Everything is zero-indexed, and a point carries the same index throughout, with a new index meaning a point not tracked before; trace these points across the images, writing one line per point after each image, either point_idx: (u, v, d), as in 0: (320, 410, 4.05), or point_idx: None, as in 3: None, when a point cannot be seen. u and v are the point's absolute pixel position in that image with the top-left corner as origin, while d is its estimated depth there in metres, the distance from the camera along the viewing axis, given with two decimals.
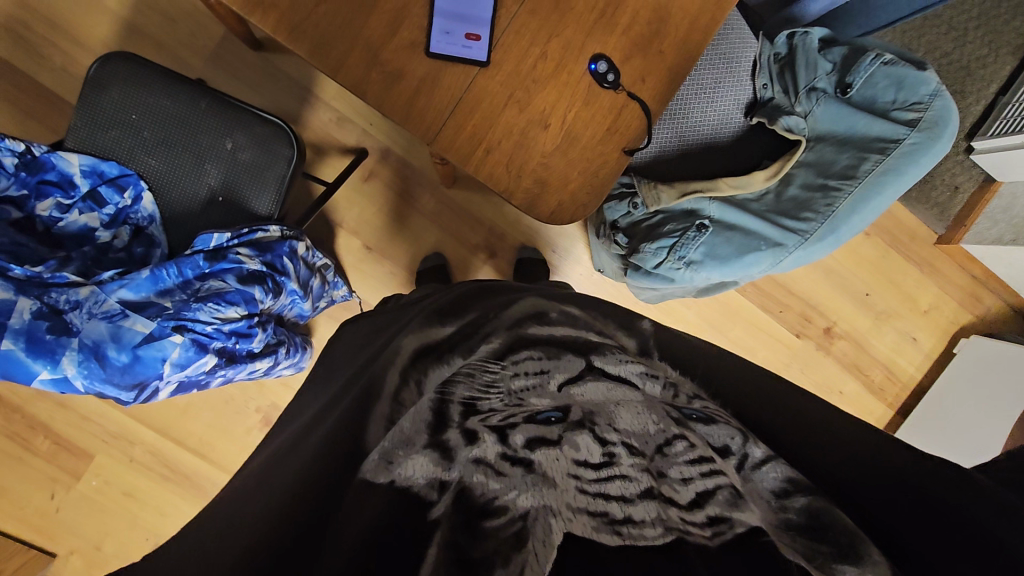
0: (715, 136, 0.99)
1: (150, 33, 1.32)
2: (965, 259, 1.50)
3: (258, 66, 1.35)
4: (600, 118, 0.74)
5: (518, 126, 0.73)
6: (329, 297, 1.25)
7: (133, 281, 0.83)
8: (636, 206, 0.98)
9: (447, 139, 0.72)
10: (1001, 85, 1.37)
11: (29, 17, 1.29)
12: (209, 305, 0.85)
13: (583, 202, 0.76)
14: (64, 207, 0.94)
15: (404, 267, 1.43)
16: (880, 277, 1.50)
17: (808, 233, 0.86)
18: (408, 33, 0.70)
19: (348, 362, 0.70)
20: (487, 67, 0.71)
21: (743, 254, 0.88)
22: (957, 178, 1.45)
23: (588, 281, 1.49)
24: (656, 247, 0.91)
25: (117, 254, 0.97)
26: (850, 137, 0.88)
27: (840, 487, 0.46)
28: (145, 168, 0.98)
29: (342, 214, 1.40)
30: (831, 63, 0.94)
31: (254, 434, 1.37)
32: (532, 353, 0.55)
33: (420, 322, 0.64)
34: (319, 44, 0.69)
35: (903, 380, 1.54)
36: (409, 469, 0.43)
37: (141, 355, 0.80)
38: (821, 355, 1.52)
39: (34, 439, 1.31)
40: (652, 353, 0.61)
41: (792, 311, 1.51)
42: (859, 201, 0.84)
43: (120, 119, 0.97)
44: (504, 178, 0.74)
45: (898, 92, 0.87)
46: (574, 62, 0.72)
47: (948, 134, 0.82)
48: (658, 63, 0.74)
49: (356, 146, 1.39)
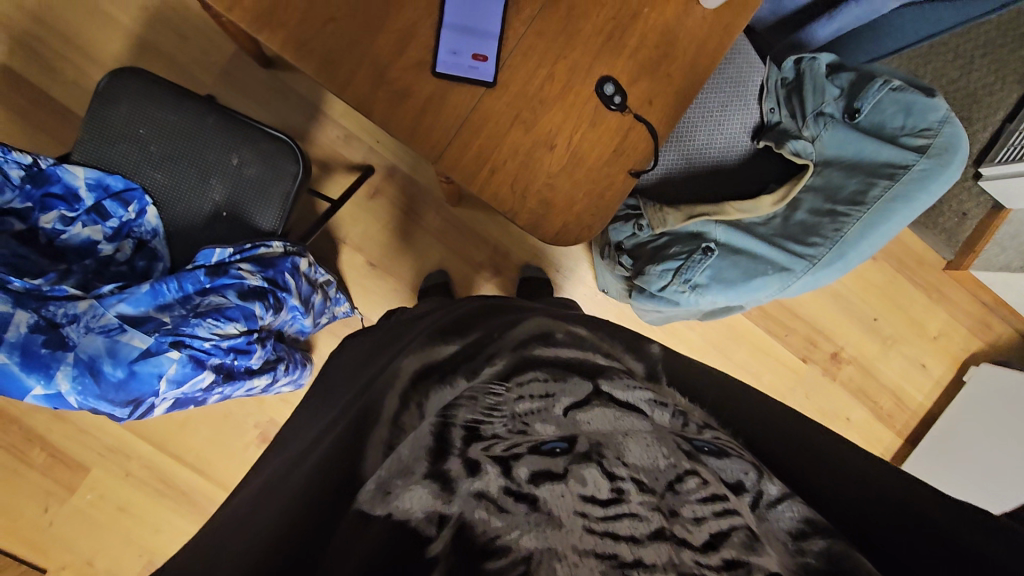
0: (721, 159, 0.98)
1: (162, 50, 1.34)
2: (974, 285, 1.48)
3: (266, 83, 1.36)
4: (606, 140, 0.73)
5: (523, 147, 0.72)
6: (331, 313, 1.24)
7: (133, 295, 0.82)
8: (642, 227, 0.96)
9: (452, 158, 0.72)
10: (1008, 112, 1.37)
11: (45, 32, 1.30)
12: (208, 321, 0.84)
13: (589, 224, 0.75)
14: (68, 220, 0.94)
15: (407, 284, 1.43)
16: (888, 302, 1.49)
17: (816, 258, 0.85)
18: (416, 53, 0.70)
19: (349, 380, 0.69)
20: (493, 88, 0.71)
21: (750, 279, 0.87)
22: (965, 205, 1.43)
23: (593, 301, 1.47)
24: (662, 269, 0.90)
25: (119, 267, 0.96)
26: (858, 162, 0.88)
27: (861, 530, 0.44)
28: (150, 183, 0.98)
29: (347, 230, 1.40)
30: (838, 88, 0.93)
31: (251, 451, 1.35)
32: (537, 375, 0.54)
33: (421, 340, 0.63)
34: (327, 62, 0.69)
35: (911, 407, 1.52)
36: (407, 501, 0.42)
37: (137, 371, 0.79)
38: (828, 380, 1.50)
39: (30, 451, 1.29)
40: (660, 378, 0.60)
41: (798, 335, 1.49)
42: (868, 226, 0.83)
43: (128, 133, 0.98)
44: (508, 199, 0.73)
45: (907, 118, 0.86)
46: (581, 84, 0.72)
47: (958, 160, 0.82)
48: (665, 86, 0.74)
49: (362, 164, 1.39)
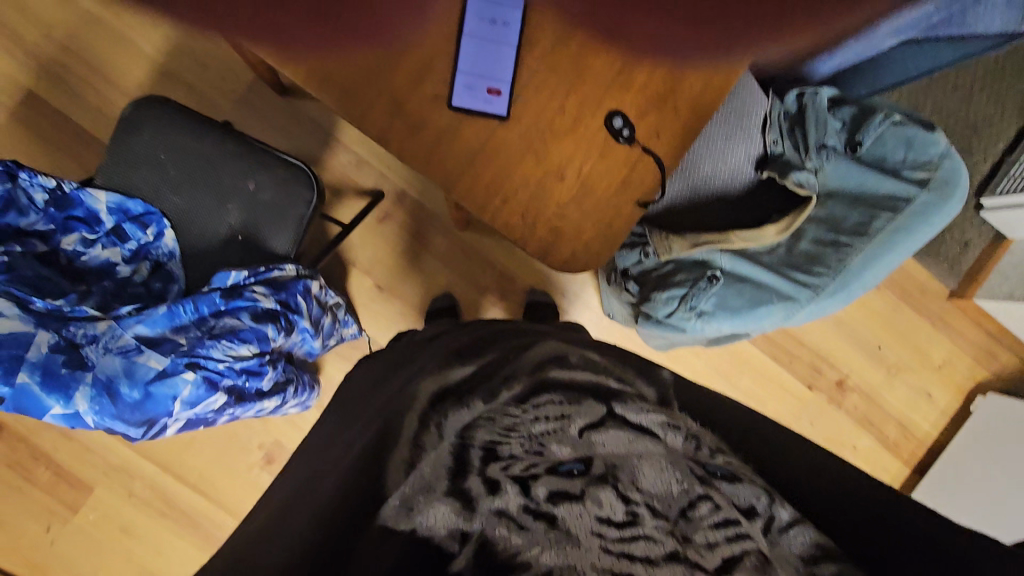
0: (725, 189, 1.00)
1: (182, 77, 1.38)
2: (977, 314, 1.49)
3: (282, 110, 1.40)
4: (615, 171, 0.76)
5: (534, 177, 0.75)
6: (340, 335, 1.25)
7: (150, 316, 0.84)
8: (648, 254, 0.98)
9: (465, 187, 0.74)
10: (1008, 144, 1.40)
11: (70, 61, 1.35)
12: (222, 342, 0.86)
13: (598, 251, 0.77)
14: (88, 242, 0.97)
15: (414, 307, 1.44)
16: (892, 330, 1.49)
17: (819, 287, 0.87)
18: (432, 87, 0.73)
19: (363, 402, 0.70)
20: (506, 121, 0.74)
21: (755, 307, 0.88)
22: (967, 234, 1.45)
23: (598, 326, 1.48)
24: (667, 296, 0.92)
25: (136, 288, 0.98)
26: (860, 194, 0.91)
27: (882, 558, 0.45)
28: (169, 207, 1.01)
29: (356, 254, 1.42)
30: (840, 121, 0.95)
31: (255, 472, 1.35)
32: (553, 398, 0.55)
33: (437, 363, 0.64)
34: (347, 94, 0.72)
35: (917, 436, 1.51)
36: (431, 518, 0.43)
37: (152, 392, 0.80)
38: (833, 408, 1.50)
39: (36, 469, 1.30)
40: (672, 403, 0.60)
41: (803, 362, 1.49)
42: (871, 257, 0.86)
43: (149, 158, 1.01)
44: (519, 227, 0.76)
45: (908, 151, 0.89)
46: (591, 117, 0.75)
47: (958, 195, 0.85)
48: (672, 120, 0.76)
49: (373, 189, 1.42)
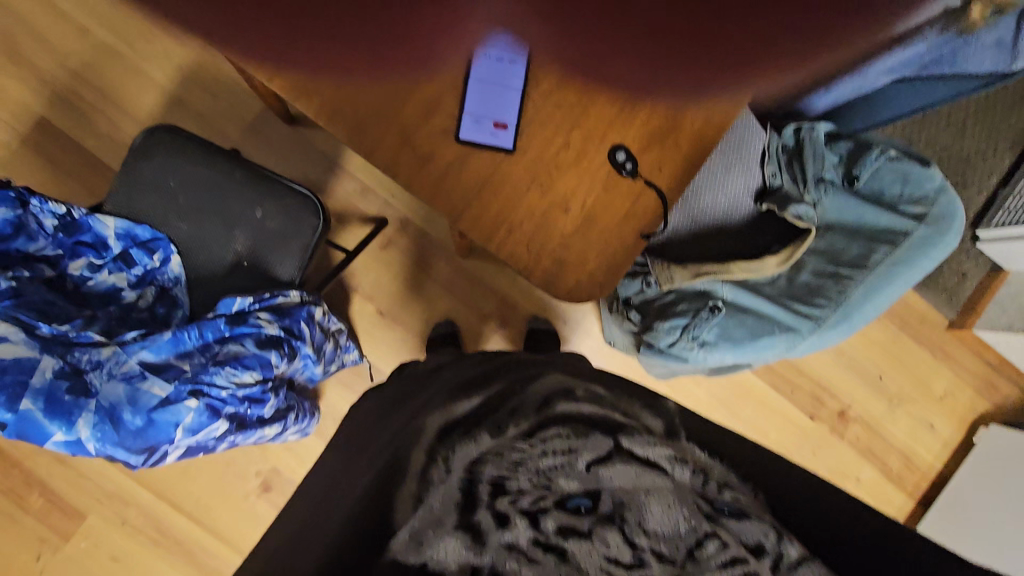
0: (726, 220, 1.02)
1: (192, 106, 1.41)
2: (977, 345, 1.50)
3: (289, 138, 1.43)
4: (618, 203, 0.77)
5: (540, 210, 0.76)
6: (341, 360, 1.25)
7: (155, 342, 0.84)
8: (649, 283, 0.99)
9: (472, 219, 0.76)
10: (1001, 177, 1.43)
11: (84, 89, 1.38)
12: (226, 369, 0.86)
13: (602, 279, 0.78)
14: (95, 267, 0.98)
15: (416, 333, 1.45)
16: (893, 361, 1.50)
17: (821, 319, 0.88)
18: (441, 120, 0.74)
19: (369, 434, 0.71)
20: (512, 154, 0.76)
21: (756, 338, 0.89)
22: (964, 265, 1.47)
23: (599, 354, 1.48)
24: (669, 326, 0.93)
25: (140, 313, 0.98)
26: (859, 227, 0.93)
27: None
28: (176, 233, 1.02)
29: (359, 280, 1.43)
30: (837, 156, 0.98)
31: (251, 500, 1.33)
32: (559, 431, 0.54)
33: (444, 397, 0.65)
34: (357, 126, 0.73)
35: (920, 468, 1.50)
36: (442, 551, 0.44)
37: (155, 419, 0.80)
38: (835, 439, 1.50)
39: (30, 495, 1.28)
40: (680, 434, 0.60)
41: (804, 392, 1.49)
42: (871, 289, 0.88)
43: (158, 185, 1.02)
44: (524, 257, 0.77)
45: (904, 186, 0.92)
46: (594, 152, 0.76)
47: (955, 228, 0.88)
48: (674, 154, 0.77)
49: (377, 216, 1.44)
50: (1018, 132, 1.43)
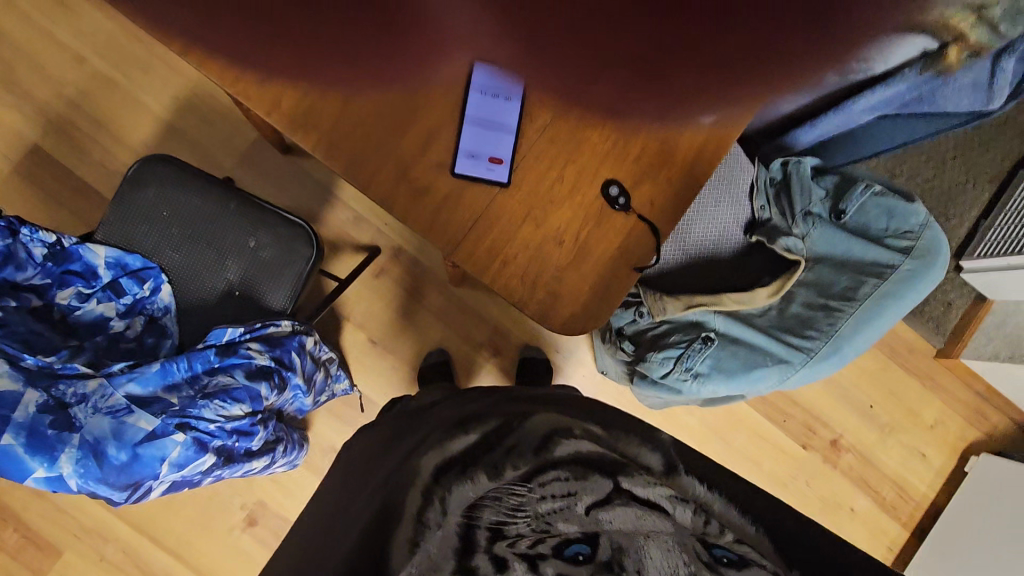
0: (716, 252, 1.03)
1: (186, 134, 1.42)
2: (966, 375, 1.51)
3: (283, 167, 1.43)
4: (611, 236, 0.78)
5: (534, 242, 0.77)
6: (331, 390, 1.24)
7: (143, 375, 0.83)
8: (642, 314, 0.98)
9: (466, 251, 0.77)
10: (983, 208, 1.46)
11: (79, 118, 1.39)
12: (215, 402, 0.85)
13: (596, 311, 0.78)
14: (83, 296, 0.97)
15: (408, 363, 1.44)
16: (883, 390, 1.50)
17: (813, 351, 0.90)
18: (437, 154, 0.76)
19: (365, 471, 0.70)
20: (507, 187, 0.77)
21: (750, 369, 0.90)
22: (950, 294, 1.49)
23: (591, 383, 1.48)
24: (662, 357, 0.93)
25: (127, 343, 0.98)
26: (848, 259, 0.94)
27: None
28: (167, 262, 1.02)
29: (351, 308, 1.43)
30: (824, 189, 1.00)
31: (236, 535, 1.29)
32: (559, 473, 0.54)
33: (441, 433, 0.64)
34: (355, 159, 0.75)
35: (914, 498, 1.50)
36: None
37: (140, 453, 0.78)
38: (829, 468, 1.49)
39: (4, 531, 1.23)
40: (678, 467, 0.60)
41: (797, 421, 1.49)
42: (862, 320, 0.89)
43: (151, 215, 1.02)
44: (518, 289, 0.77)
45: (890, 220, 0.94)
46: (588, 186, 0.78)
47: (941, 261, 0.90)
48: (666, 188, 0.79)
49: (370, 244, 1.44)
50: (996, 166, 1.47)
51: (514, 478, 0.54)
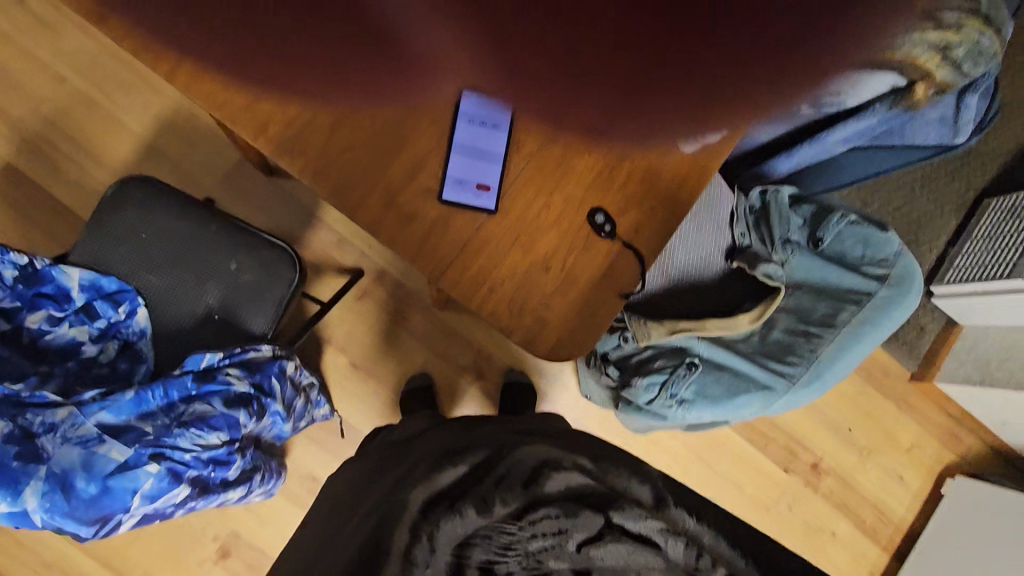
0: (698, 277, 1.05)
1: (167, 155, 1.40)
2: (940, 398, 1.54)
3: (266, 188, 1.42)
4: (597, 263, 0.79)
5: (520, 269, 0.77)
6: (311, 416, 1.21)
7: (116, 403, 0.81)
8: (626, 339, 0.97)
9: (453, 278, 0.77)
10: (951, 236, 1.52)
11: (56, 137, 1.37)
12: (191, 431, 0.83)
13: (582, 338, 0.79)
14: (55, 319, 0.94)
15: (390, 387, 1.42)
16: (861, 413, 1.53)
17: (795, 377, 0.92)
18: (425, 181, 0.76)
19: (353, 503, 0.69)
20: (494, 214, 0.77)
21: (734, 396, 0.92)
22: (922, 319, 1.54)
23: (575, 407, 1.47)
24: (647, 383, 0.94)
25: (100, 369, 0.95)
26: (825, 286, 0.96)
27: None
28: (145, 285, 0.99)
29: (332, 331, 1.41)
30: (802, 218, 1.01)
31: (209, 567, 1.25)
32: (549, 511, 0.53)
33: (427, 466, 0.62)
34: (343, 185, 0.75)
35: (893, 521, 1.51)
36: None
37: (112, 486, 0.77)
38: (810, 492, 1.50)
39: None
40: (668, 499, 0.59)
41: (778, 445, 1.50)
42: (841, 347, 0.92)
43: (130, 237, 1.00)
44: (505, 315, 0.77)
45: (865, 249, 0.96)
46: (574, 214, 0.78)
47: (914, 289, 0.93)
48: (652, 216, 0.80)
49: (353, 267, 1.43)
50: (963, 195, 1.53)
51: (503, 515, 0.53)
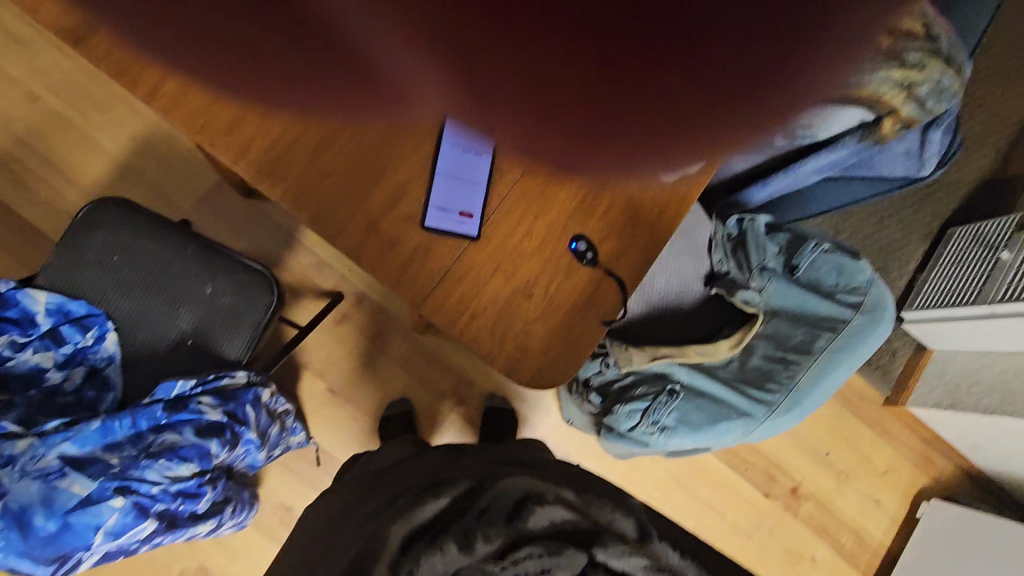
0: (678, 302, 1.06)
1: (142, 176, 1.38)
2: (914, 421, 1.57)
3: (243, 210, 1.40)
4: (579, 289, 0.79)
5: (502, 295, 0.77)
6: (286, 444, 1.18)
7: (80, 434, 0.77)
8: (608, 365, 0.98)
9: (435, 304, 0.77)
10: (918, 263, 1.57)
11: (27, 157, 1.34)
12: (160, 463, 0.80)
13: (564, 364, 0.78)
14: (18, 345, 0.90)
15: (369, 413, 1.39)
16: (837, 437, 1.54)
17: (775, 404, 0.93)
18: (408, 207, 0.76)
19: (330, 536, 0.67)
20: (477, 241, 0.77)
21: (715, 422, 0.92)
22: (893, 344, 1.58)
23: (556, 432, 1.46)
24: (629, 410, 0.94)
25: (64, 397, 0.92)
26: (802, 313, 0.98)
27: None
28: (115, 309, 0.96)
29: (310, 356, 1.38)
30: (777, 245, 1.03)
31: None
32: (532, 550, 0.52)
33: (408, 499, 0.61)
34: (323, 211, 0.75)
35: (871, 545, 1.53)
36: None
37: (72, 522, 0.75)
38: (790, 517, 1.51)
39: None
40: (651, 532, 0.60)
41: (758, 470, 1.51)
42: (819, 373, 0.93)
43: (102, 259, 0.97)
44: (487, 342, 0.77)
45: (839, 276, 0.99)
46: (556, 240, 0.78)
47: (887, 316, 0.96)
48: (632, 244, 0.81)
49: (332, 290, 1.41)
50: (929, 224, 1.58)
51: (485, 554, 0.52)
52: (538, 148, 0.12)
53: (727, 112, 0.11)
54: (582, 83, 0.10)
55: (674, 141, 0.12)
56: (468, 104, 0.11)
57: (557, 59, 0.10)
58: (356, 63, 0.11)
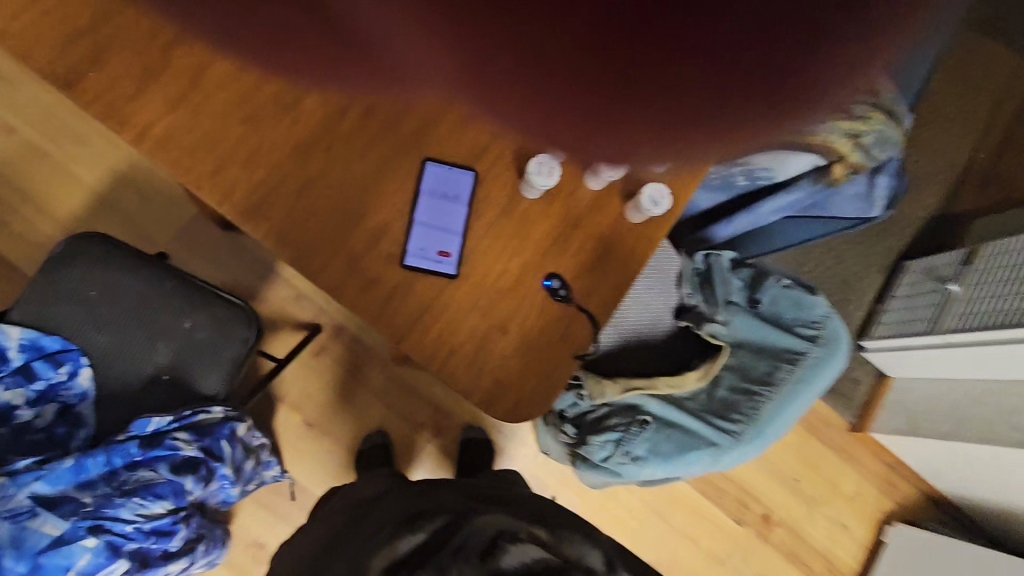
0: (649, 334, 1.09)
1: (120, 209, 1.38)
2: (878, 448, 1.63)
3: (222, 243, 1.41)
4: (554, 326, 0.82)
5: (479, 332, 0.80)
6: (261, 478, 1.17)
7: (53, 473, 0.79)
8: (583, 396, 1.00)
9: (413, 340, 0.79)
10: (875, 294, 1.66)
11: (4, 191, 1.34)
12: (133, 501, 0.82)
13: (537, 399, 0.81)
14: None
15: (346, 445, 1.40)
16: (806, 464, 1.59)
17: (740, 434, 0.97)
18: (388, 248, 0.79)
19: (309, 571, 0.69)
20: (455, 279, 0.80)
21: (685, 452, 0.96)
22: (856, 372, 1.65)
23: (533, 462, 1.47)
24: (603, 440, 0.97)
25: (35, 434, 0.93)
26: (764, 345, 1.03)
27: None
28: (90, 344, 0.96)
29: (287, 389, 1.39)
30: (741, 280, 1.09)
31: None
32: None
33: (388, 532, 0.64)
34: (306, 251, 0.78)
35: (840, 569, 1.57)
36: None
37: (44, 562, 0.78)
38: (761, 543, 1.55)
39: None
40: (619, 568, 0.62)
41: (731, 497, 1.54)
42: (781, 403, 0.98)
43: (78, 295, 0.97)
44: (464, 377, 0.80)
45: (798, 310, 1.04)
46: (531, 278, 0.82)
47: (842, 348, 1.02)
48: (604, 281, 0.84)
49: (311, 322, 1.42)
50: (886, 257, 1.67)
51: None
52: (552, 134, 0.13)
53: (744, 106, 0.11)
54: (588, 73, 0.11)
55: (686, 138, 0.12)
56: (482, 91, 0.12)
57: (577, 40, 0.11)
58: (395, 57, 0.12)
